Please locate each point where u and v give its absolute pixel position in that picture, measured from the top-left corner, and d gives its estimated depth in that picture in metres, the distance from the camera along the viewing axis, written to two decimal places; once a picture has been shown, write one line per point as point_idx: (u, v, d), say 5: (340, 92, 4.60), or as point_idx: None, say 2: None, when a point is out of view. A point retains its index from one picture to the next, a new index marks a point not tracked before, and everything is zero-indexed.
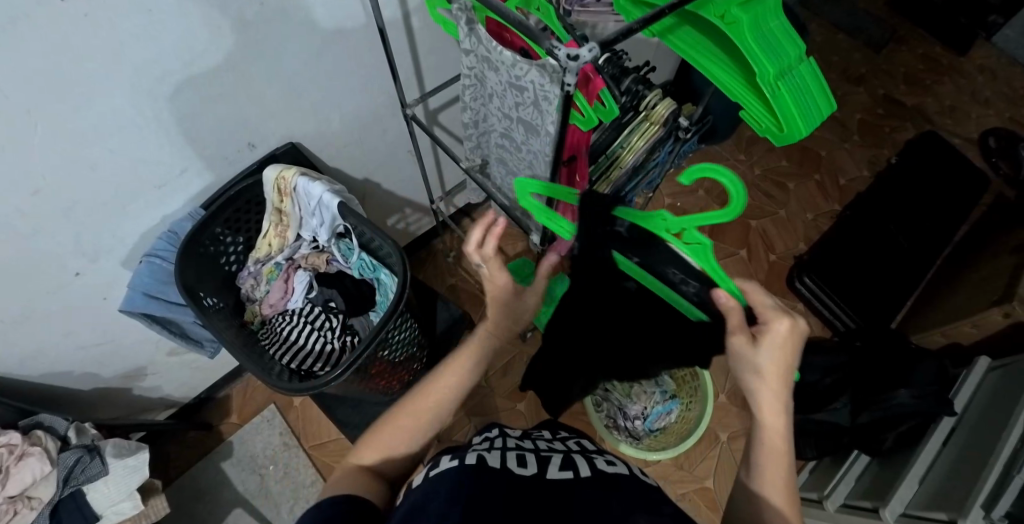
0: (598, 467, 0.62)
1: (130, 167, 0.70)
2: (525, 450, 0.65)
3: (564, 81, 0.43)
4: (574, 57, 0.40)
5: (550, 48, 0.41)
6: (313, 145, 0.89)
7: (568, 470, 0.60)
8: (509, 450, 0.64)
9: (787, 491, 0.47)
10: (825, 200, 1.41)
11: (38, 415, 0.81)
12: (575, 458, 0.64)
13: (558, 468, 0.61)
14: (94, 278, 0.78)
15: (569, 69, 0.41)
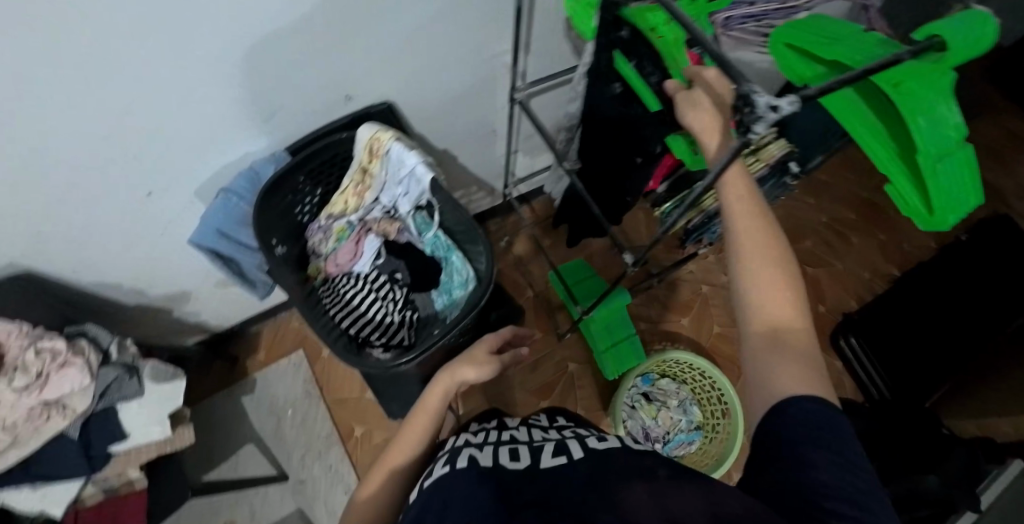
0: (592, 446, 0.62)
1: (225, 101, 0.66)
2: (520, 443, 0.66)
3: (747, 129, 0.42)
4: (780, 105, 0.39)
5: (750, 92, 0.40)
6: (405, 108, 0.84)
7: (560, 456, 0.59)
8: (502, 445, 0.66)
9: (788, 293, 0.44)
10: (884, 262, 1.37)
11: (85, 325, 0.80)
12: (570, 442, 0.64)
13: (552, 454, 0.61)
14: (163, 201, 0.76)
15: (766, 117, 0.40)
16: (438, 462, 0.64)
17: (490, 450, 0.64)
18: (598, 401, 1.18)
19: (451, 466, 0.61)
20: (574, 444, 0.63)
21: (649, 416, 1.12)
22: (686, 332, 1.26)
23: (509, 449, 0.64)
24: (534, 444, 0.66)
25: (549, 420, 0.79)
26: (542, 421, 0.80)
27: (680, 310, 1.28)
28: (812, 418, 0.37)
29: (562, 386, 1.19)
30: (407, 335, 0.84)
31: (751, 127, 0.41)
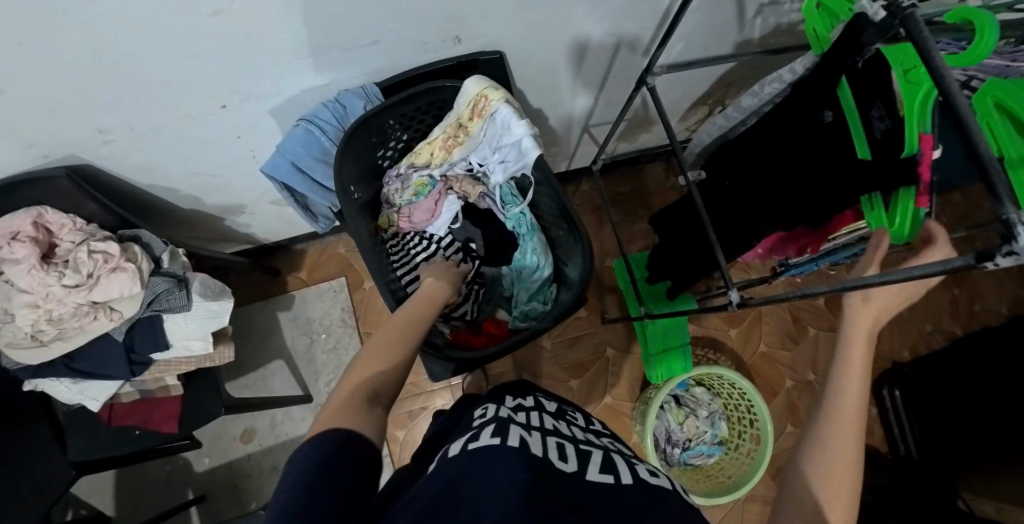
0: (644, 475, 0.47)
1: (326, 24, 0.55)
2: (566, 439, 0.52)
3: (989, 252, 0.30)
4: None
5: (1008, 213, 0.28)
6: (514, 60, 0.73)
7: (609, 473, 0.46)
8: (546, 434, 0.52)
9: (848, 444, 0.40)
10: (950, 318, 1.30)
11: (139, 230, 0.75)
12: (619, 461, 0.50)
13: (599, 468, 0.47)
14: (237, 117, 0.67)
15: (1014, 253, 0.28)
16: (478, 431, 0.49)
17: (538, 437, 0.50)
18: (628, 393, 1.16)
19: (500, 441, 0.46)
20: (624, 464, 0.50)
21: (676, 420, 1.11)
22: (730, 345, 1.22)
23: (556, 444, 0.50)
24: (579, 445, 0.52)
25: (585, 420, 0.66)
26: (579, 418, 0.66)
27: (729, 321, 1.23)
28: None
29: (594, 370, 1.17)
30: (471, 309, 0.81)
31: (997, 254, 0.29)
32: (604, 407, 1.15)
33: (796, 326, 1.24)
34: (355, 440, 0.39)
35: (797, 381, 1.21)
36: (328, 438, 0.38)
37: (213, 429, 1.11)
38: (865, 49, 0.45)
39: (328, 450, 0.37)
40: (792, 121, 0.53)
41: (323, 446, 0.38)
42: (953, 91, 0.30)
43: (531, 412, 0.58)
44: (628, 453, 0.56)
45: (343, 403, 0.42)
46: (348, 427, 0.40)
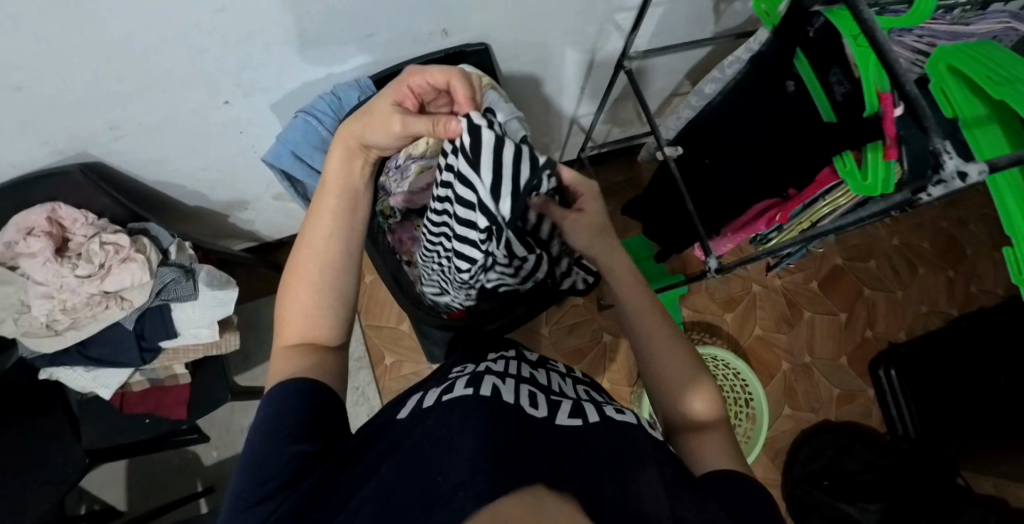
0: (610, 415, 0.50)
1: (325, 19, 0.59)
2: (540, 389, 0.54)
3: (924, 188, 0.35)
4: (964, 174, 0.31)
5: (938, 147, 0.32)
6: (502, 52, 0.76)
7: (578, 417, 0.47)
8: (521, 383, 0.54)
9: (703, 383, 0.49)
10: (947, 300, 1.29)
11: (148, 224, 0.78)
12: (588, 406, 0.51)
13: (567, 414, 0.48)
14: (241, 110, 0.70)
15: (943, 184, 0.33)
16: (451, 385, 0.51)
17: (512, 386, 0.51)
18: (626, 378, 1.19)
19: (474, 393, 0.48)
20: (592, 408, 0.51)
21: None
22: (725, 330, 1.23)
23: (529, 392, 0.51)
24: (554, 395, 0.54)
25: (564, 369, 0.69)
26: (558, 368, 0.69)
27: (724, 307, 1.25)
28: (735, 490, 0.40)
29: (592, 357, 1.19)
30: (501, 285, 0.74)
31: (931, 184, 0.34)
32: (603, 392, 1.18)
33: (791, 309, 1.26)
34: (300, 394, 0.42)
35: (793, 364, 1.23)
36: (280, 397, 0.42)
37: (222, 421, 1.14)
38: (814, 19, 0.50)
39: (281, 405, 0.41)
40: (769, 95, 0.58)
41: (271, 406, 0.42)
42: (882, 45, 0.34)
43: (508, 362, 0.60)
44: (601, 400, 0.58)
45: (281, 367, 0.45)
46: (301, 384, 0.43)
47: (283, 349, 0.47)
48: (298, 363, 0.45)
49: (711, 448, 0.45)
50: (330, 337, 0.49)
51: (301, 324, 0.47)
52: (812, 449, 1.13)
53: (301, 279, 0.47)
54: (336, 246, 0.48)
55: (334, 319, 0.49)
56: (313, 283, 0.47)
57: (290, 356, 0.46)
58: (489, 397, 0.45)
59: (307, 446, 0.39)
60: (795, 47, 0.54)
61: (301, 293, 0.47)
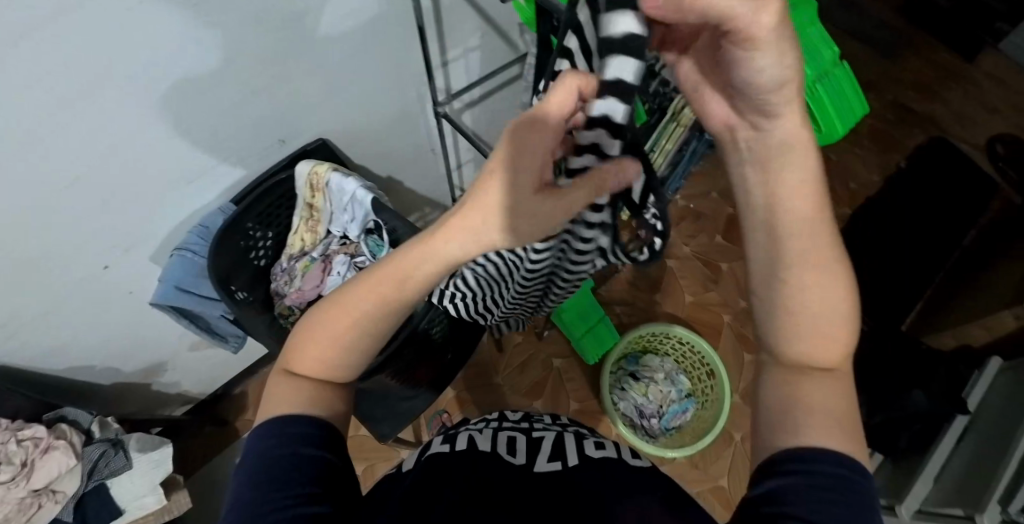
0: (590, 452, 0.44)
1: (170, 160, 0.68)
2: (523, 431, 0.50)
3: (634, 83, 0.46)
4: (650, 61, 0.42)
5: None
6: (341, 142, 0.88)
7: (558, 459, 0.44)
8: (503, 430, 0.50)
9: (830, 306, 0.34)
10: (837, 204, 1.41)
11: (62, 409, 0.81)
12: (566, 437, 0.47)
13: (549, 456, 0.45)
14: (122, 270, 0.77)
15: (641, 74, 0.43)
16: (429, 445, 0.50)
17: (489, 433, 0.48)
18: (590, 390, 1.20)
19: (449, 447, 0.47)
20: (573, 442, 0.47)
21: (640, 393, 1.12)
22: (661, 307, 1.28)
23: (509, 436, 0.48)
24: (535, 434, 0.50)
25: (554, 416, 0.61)
26: (549, 418, 0.65)
27: (652, 288, 1.30)
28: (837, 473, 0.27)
29: (552, 384, 1.20)
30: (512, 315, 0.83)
31: None
32: (576, 412, 1.18)
33: (711, 267, 1.32)
34: (313, 441, 0.35)
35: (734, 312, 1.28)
36: (274, 437, 0.35)
37: None
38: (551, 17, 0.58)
39: (272, 452, 0.33)
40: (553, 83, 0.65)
41: (265, 444, 0.34)
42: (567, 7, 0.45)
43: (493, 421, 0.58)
44: (586, 432, 0.54)
45: (281, 402, 0.38)
46: (298, 424, 0.36)
47: (287, 378, 0.40)
48: (296, 395, 0.38)
49: (822, 400, 0.32)
50: (346, 373, 0.42)
51: (315, 358, 0.40)
52: None
53: (336, 327, 0.39)
54: (381, 326, 0.40)
55: (353, 365, 0.42)
56: (348, 334, 0.39)
57: (295, 387, 0.39)
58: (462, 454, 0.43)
59: (300, 491, 0.31)
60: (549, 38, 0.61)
61: (332, 342, 0.40)
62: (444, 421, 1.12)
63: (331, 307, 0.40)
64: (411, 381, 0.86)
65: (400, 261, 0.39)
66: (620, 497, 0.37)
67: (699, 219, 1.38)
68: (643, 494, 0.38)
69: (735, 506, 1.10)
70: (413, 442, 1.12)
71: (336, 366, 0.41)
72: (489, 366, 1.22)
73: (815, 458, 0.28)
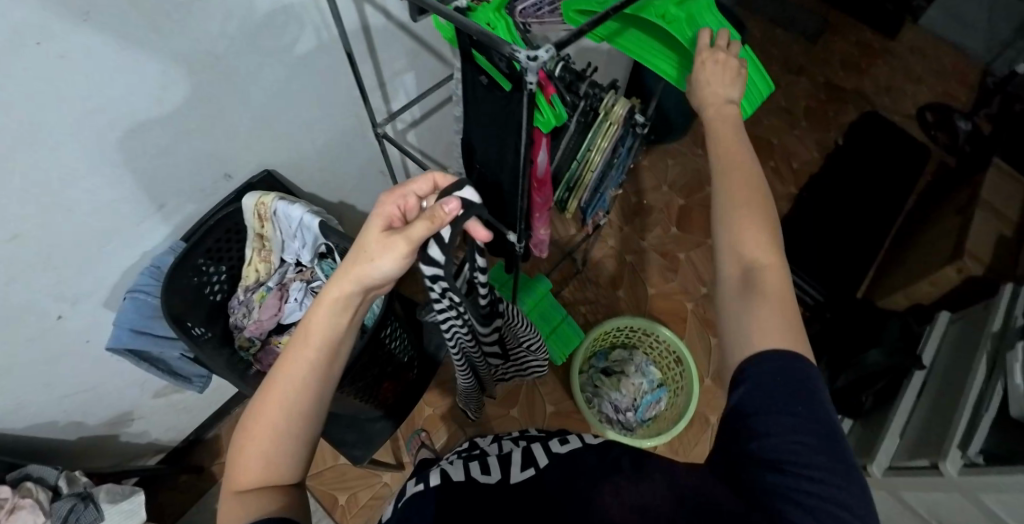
0: (557, 450, 0.48)
1: (114, 205, 0.69)
2: (490, 455, 0.52)
3: (526, 81, 0.49)
4: (533, 59, 0.46)
5: (512, 52, 0.47)
6: (287, 171, 0.90)
7: (528, 466, 0.46)
8: (472, 458, 0.52)
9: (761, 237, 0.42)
10: (782, 183, 1.49)
11: (26, 467, 0.79)
12: (535, 446, 0.50)
13: (521, 465, 0.47)
14: (75, 320, 0.77)
15: (529, 69, 0.47)
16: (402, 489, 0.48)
17: (459, 463, 0.50)
18: (565, 392, 1.22)
19: (425, 484, 0.45)
20: (540, 447, 0.50)
21: (612, 388, 1.15)
22: (626, 301, 1.32)
23: (479, 460, 0.50)
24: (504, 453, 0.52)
25: (521, 433, 0.64)
26: (515, 433, 0.65)
27: (614, 284, 1.34)
28: (783, 369, 0.35)
29: (526, 391, 1.22)
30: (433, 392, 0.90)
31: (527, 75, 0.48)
32: (553, 415, 1.20)
33: (668, 258, 1.38)
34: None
35: (696, 299, 1.33)
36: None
37: None
38: (463, 37, 0.60)
39: None
40: (475, 91, 0.67)
41: None
42: (467, 25, 0.50)
43: (464, 450, 0.58)
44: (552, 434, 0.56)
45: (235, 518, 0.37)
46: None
47: (235, 496, 0.39)
48: (249, 511, 0.37)
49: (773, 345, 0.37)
50: (292, 472, 0.42)
51: (261, 461, 0.40)
52: None
53: (265, 415, 0.40)
54: (304, 402, 0.42)
55: (294, 457, 0.42)
56: (280, 420, 0.41)
57: (242, 504, 0.38)
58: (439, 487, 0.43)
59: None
60: (469, 51, 0.62)
61: (267, 430, 0.40)
62: (421, 439, 1.13)
63: (266, 406, 0.41)
64: (376, 398, 0.87)
65: (325, 331, 0.43)
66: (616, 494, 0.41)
67: (651, 214, 1.44)
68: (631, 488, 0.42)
69: None
70: (391, 464, 1.12)
71: (282, 459, 0.41)
72: None
73: (776, 358, 0.35)
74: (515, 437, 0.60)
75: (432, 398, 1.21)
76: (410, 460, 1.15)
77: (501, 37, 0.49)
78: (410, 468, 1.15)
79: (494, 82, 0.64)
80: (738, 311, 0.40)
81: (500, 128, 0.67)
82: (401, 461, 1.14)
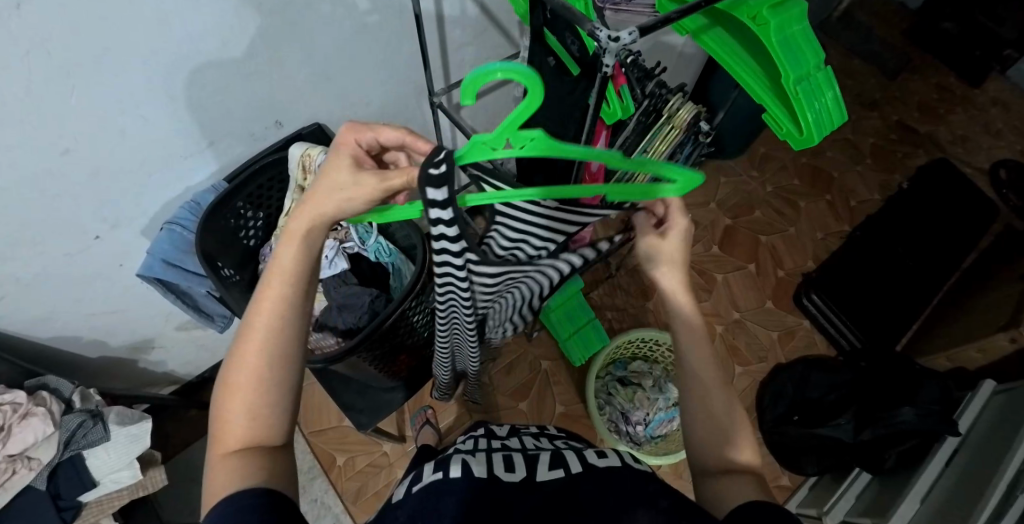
0: (592, 461, 0.47)
1: (166, 136, 0.69)
2: (513, 450, 0.52)
3: (601, 64, 0.46)
4: (614, 39, 0.43)
5: (591, 29, 0.44)
6: (337, 128, 0.89)
7: (558, 467, 0.46)
8: (493, 451, 0.51)
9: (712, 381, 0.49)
10: (835, 220, 1.43)
11: (44, 377, 0.81)
12: (569, 454, 0.50)
13: (548, 466, 0.47)
14: (113, 243, 0.78)
15: (608, 50, 0.44)
16: (419, 472, 0.48)
17: (481, 455, 0.49)
18: (577, 395, 1.20)
19: (445, 474, 0.45)
20: (574, 455, 0.49)
21: (626, 400, 1.13)
22: (653, 314, 1.28)
23: (502, 455, 0.49)
24: (528, 452, 0.51)
25: (538, 429, 0.65)
26: (533, 429, 0.64)
27: (643, 295, 1.31)
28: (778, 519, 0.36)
29: (538, 387, 1.20)
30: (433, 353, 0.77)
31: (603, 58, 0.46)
32: (561, 415, 1.18)
33: (705, 277, 1.34)
34: (260, 507, 0.33)
35: (726, 323, 1.29)
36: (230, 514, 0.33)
37: None
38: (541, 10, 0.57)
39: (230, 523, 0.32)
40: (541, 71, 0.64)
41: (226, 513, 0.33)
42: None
43: (482, 439, 0.57)
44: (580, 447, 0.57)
45: (224, 480, 0.36)
46: (247, 496, 0.34)
47: (224, 458, 0.38)
48: (238, 474, 0.36)
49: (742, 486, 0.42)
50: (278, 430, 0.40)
51: (244, 423, 0.39)
52: (775, 394, 1.17)
53: (242, 376, 0.38)
54: (282, 357, 0.40)
55: (279, 415, 0.40)
56: (256, 380, 0.39)
57: (232, 466, 0.37)
58: (462, 477, 0.43)
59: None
60: (542, 30, 0.60)
61: (244, 391, 0.38)
62: (427, 416, 1.12)
63: (245, 360, 0.39)
64: (388, 369, 0.85)
65: (297, 276, 0.41)
66: (631, 507, 0.39)
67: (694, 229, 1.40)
68: (647, 502, 0.39)
69: None
70: (394, 435, 1.12)
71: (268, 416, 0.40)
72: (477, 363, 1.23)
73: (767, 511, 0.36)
74: (536, 436, 0.60)
75: (443, 377, 1.20)
76: (412, 435, 1.15)
77: (581, 13, 0.46)
78: (412, 442, 1.15)
79: (562, 64, 0.62)
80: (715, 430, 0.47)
81: (563, 113, 0.65)
82: (403, 435, 1.14)
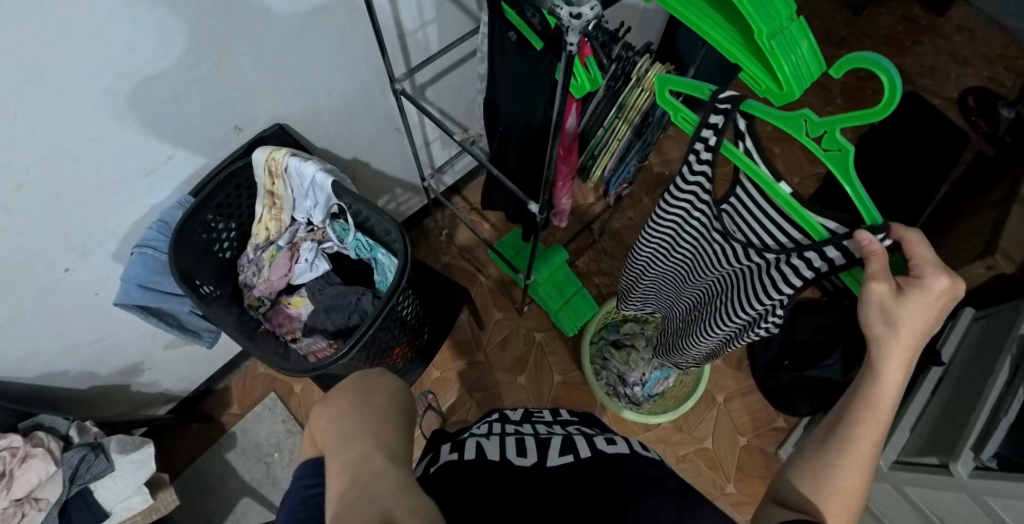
0: (601, 448, 0.48)
1: (123, 153, 0.66)
2: (525, 434, 0.52)
3: (566, 42, 0.46)
4: (576, 16, 0.42)
5: (553, 7, 0.43)
6: (300, 126, 0.86)
7: (568, 453, 0.46)
8: (506, 434, 0.52)
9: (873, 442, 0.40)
10: (810, 163, 1.44)
11: (38, 417, 0.80)
12: (578, 439, 0.50)
13: (558, 451, 0.47)
14: (85, 272, 0.75)
15: (571, 28, 0.43)
16: (436, 455, 0.49)
17: (494, 438, 0.50)
18: (573, 363, 1.22)
19: (460, 454, 0.46)
20: (583, 441, 0.50)
21: (621, 362, 1.14)
22: None
23: (515, 439, 0.50)
24: (539, 436, 0.52)
25: (551, 413, 0.65)
26: (545, 415, 0.64)
27: None
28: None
29: (535, 360, 1.22)
30: (688, 295, 0.81)
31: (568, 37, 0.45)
32: (561, 385, 1.20)
33: None
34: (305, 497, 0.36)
35: None
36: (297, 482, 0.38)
37: None
38: None
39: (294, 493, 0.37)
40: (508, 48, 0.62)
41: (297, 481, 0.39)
42: None
43: (495, 425, 0.58)
44: (593, 429, 0.57)
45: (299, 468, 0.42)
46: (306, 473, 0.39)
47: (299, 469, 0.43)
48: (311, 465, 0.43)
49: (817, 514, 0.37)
50: None
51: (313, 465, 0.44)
52: (765, 341, 1.20)
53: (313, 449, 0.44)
54: None
55: None
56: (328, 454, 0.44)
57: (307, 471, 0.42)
58: (474, 460, 0.44)
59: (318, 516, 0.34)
60: (500, 4, 0.59)
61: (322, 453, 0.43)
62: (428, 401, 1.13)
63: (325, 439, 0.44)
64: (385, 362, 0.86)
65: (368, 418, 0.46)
66: (637, 495, 0.39)
67: None
68: (659, 486, 0.41)
69: (721, 466, 1.15)
70: None
71: None
72: (474, 344, 1.23)
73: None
74: (548, 422, 0.60)
75: (441, 361, 1.21)
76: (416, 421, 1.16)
77: None
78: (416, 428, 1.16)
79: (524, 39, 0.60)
80: (837, 475, 0.39)
81: (532, 89, 0.62)
82: None
